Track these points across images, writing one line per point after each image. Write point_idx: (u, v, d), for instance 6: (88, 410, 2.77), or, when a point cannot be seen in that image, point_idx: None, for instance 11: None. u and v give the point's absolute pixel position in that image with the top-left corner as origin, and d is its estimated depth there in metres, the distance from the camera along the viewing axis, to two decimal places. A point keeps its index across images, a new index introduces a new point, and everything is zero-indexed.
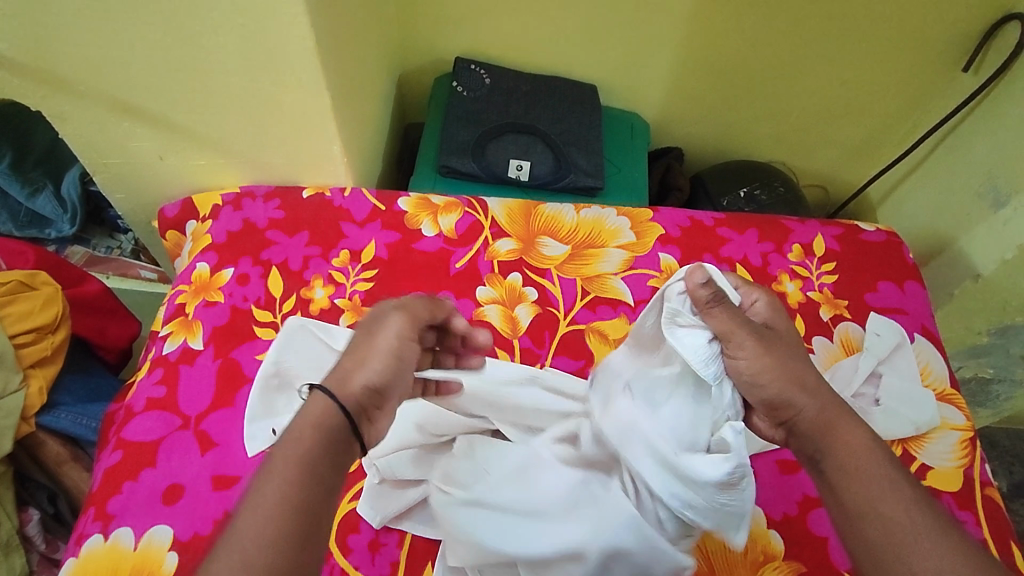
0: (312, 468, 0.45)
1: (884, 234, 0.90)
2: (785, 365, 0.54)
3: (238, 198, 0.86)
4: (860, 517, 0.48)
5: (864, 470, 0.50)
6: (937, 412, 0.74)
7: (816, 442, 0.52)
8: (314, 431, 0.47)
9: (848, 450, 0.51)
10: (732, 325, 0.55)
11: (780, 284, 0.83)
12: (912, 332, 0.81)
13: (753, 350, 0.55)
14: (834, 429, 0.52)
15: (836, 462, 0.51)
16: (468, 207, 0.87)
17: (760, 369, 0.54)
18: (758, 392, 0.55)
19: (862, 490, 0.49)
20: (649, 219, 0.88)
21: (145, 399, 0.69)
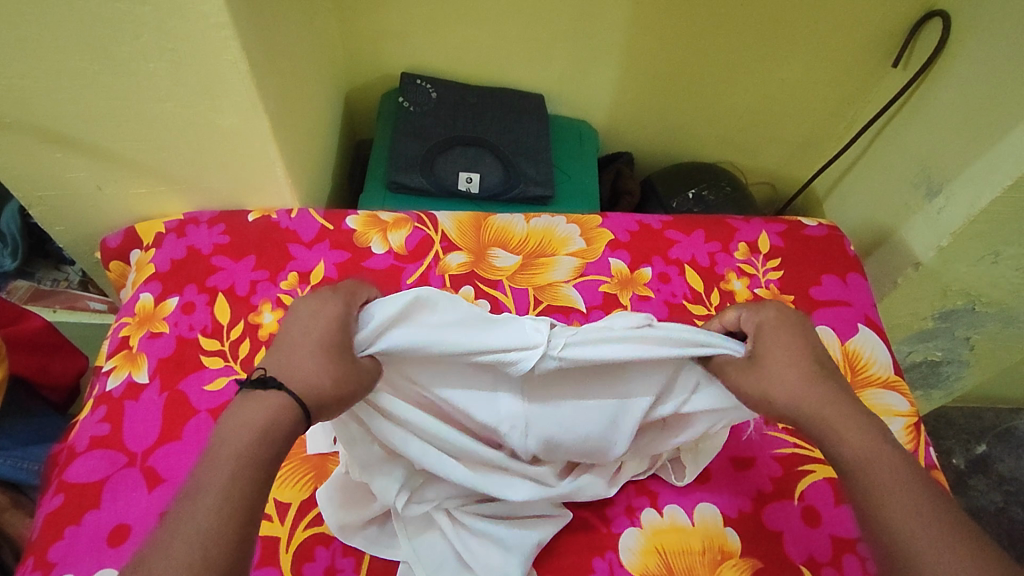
0: (252, 466, 0.44)
1: (825, 228, 0.93)
2: (792, 376, 0.55)
3: (181, 224, 0.85)
4: (870, 514, 0.47)
5: (874, 462, 0.49)
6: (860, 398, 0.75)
7: (828, 443, 0.52)
8: (257, 434, 0.45)
9: (857, 448, 0.50)
10: (725, 349, 0.57)
11: (727, 283, 0.85)
12: (856, 323, 0.83)
13: (755, 361, 0.56)
14: (837, 426, 0.52)
15: (848, 463, 0.50)
16: (417, 222, 0.87)
17: (759, 385, 0.56)
18: (769, 408, 0.56)
19: (870, 492, 0.47)
20: (599, 224, 0.89)
21: (88, 437, 0.67)
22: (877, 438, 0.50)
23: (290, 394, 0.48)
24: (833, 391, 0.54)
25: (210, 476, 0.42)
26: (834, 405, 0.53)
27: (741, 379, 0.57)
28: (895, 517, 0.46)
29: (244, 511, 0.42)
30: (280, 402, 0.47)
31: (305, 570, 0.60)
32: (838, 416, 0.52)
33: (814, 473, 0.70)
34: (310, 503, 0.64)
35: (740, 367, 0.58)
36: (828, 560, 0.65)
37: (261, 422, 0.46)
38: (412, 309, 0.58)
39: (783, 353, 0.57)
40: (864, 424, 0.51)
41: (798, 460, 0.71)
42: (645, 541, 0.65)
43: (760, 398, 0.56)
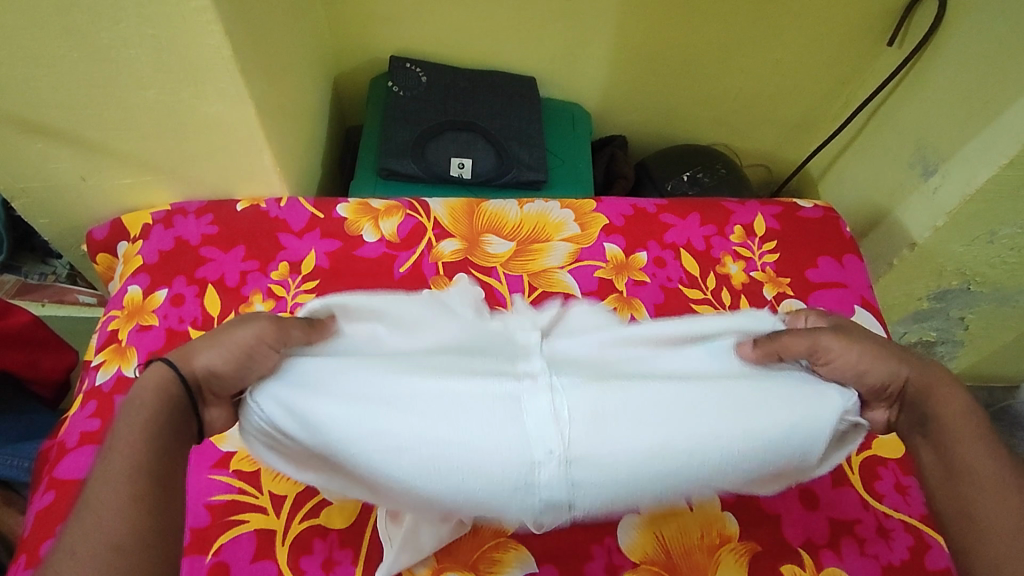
0: (148, 449, 0.44)
1: (821, 210, 0.92)
2: (875, 347, 0.53)
3: (169, 215, 0.83)
4: (972, 485, 0.50)
5: (969, 432, 0.52)
6: None
7: (923, 408, 0.53)
8: (148, 419, 0.45)
9: (953, 416, 0.53)
10: (812, 337, 0.53)
11: (723, 267, 0.84)
12: (853, 305, 0.82)
13: (841, 346, 0.52)
14: (933, 393, 0.53)
15: (941, 427, 0.52)
16: (409, 210, 0.86)
17: (857, 359, 0.52)
18: (874, 378, 0.52)
19: (968, 459, 0.51)
20: (593, 210, 0.88)
21: (78, 433, 0.66)
22: (965, 401, 0.53)
23: (176, 371, 0.47)
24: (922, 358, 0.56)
25: (108, 471, 0.42)
26: (928, 365, 0.54)
27: (832, 351, 0.52)
28: (989, 488, 0.49)
29: (155, 481, 0.43)
30: (165, 382, 0.47)
31: (301, 563, 0.59)
32: (940, 380, 0.54)
33: None
34: (305, 496, 0.63)
35: (834, 338, 0.53)
36: (826, 543, 0.65)
37: (157, 404, 0.46)
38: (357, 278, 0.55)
39: (859, 331, 0.55)
40: (954, 387, 0.54)
41: None
42: (643, 528, 0.64)
43: (858, 371, 0.52)
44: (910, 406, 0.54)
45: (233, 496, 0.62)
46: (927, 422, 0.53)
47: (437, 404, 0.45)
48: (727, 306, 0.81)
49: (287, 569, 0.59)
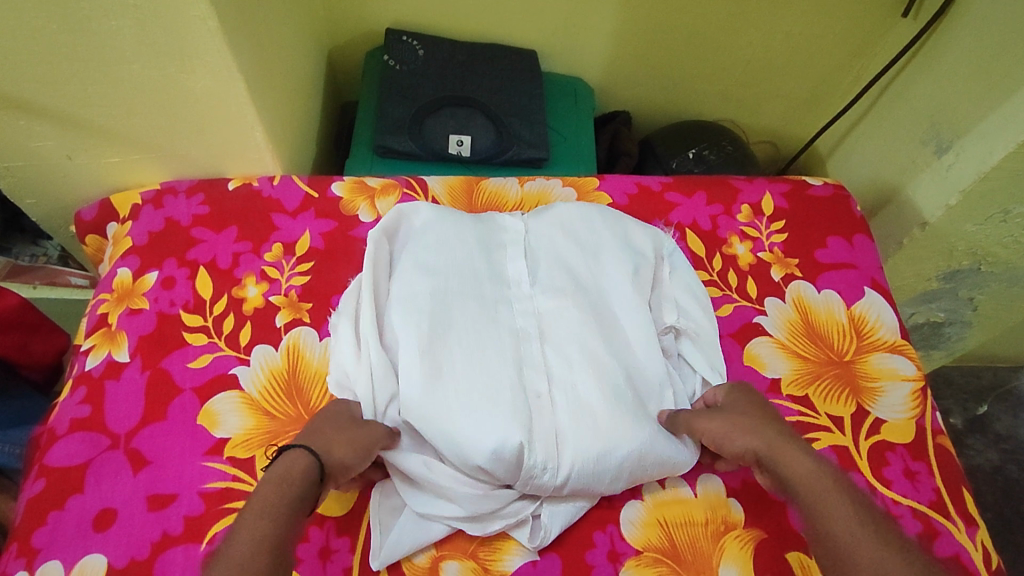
0: (275, 516, 0.48)
1: (831, 188, 0.89)
2: (745, 421, 0.59)
3: (159, 195, 0.81)
4: (835, 540, 0.50)
5: (824, 488, 0.52)
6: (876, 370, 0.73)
7: (778, 472, 0.55)
8: (275, 487, 0.50)
9: (797, 475, 0.54)
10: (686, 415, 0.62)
11: (730, 247, 0.82)
12: (863, 287, 0.80)
13: (706, 418, 0.61)
14: (780, 456, 0.55)
15: (800, 497, 0.53)
16: (406, 188, 0.83)
17: (721, 429, 0.60)
18: (730, 447, 0.59)
19: (827, 524, 0.50)
20: (596, 188, 0.86)
21: (69, 420, 0.64)
22: (812, 462, 0.54)
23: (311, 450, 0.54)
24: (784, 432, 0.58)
25: (239, 531, 0.47)
26: (770, 433, 0.57)
27: (703, 424, 0.61)
28: (845, 541, 0.49)
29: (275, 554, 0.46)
30: (296, 457, 0.53)
31: (298, 551, 0.58)
32: (787, 448, 0.56)
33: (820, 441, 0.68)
34: None
35: (703, 415, 0.62)
36: None
37: (283, 475, 0.51)
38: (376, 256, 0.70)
39: (739, 408, 0.61)
40: (800, 451, 0.55)
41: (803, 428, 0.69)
42: (646, 514, 0.63)
43: (722, 439, 0.59)
44: (770, 476, 0.56)
45: (227, 484, 0.60)
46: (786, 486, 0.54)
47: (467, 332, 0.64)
48: (734, 288, 0.79)
49: None
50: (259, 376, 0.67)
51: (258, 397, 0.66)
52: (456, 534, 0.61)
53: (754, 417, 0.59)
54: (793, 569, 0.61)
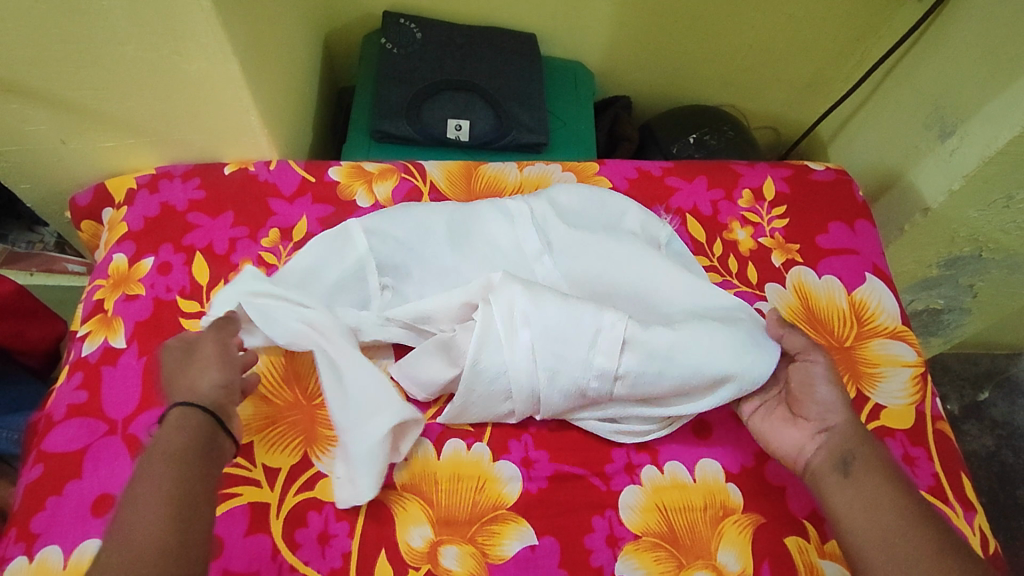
0: (184, 460, 0.50)
1: (833, 173, 0.88)
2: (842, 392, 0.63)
3: (154, 179, 0.80)
4: (889, 516, 0.54)
5: (886, 473, 0.57)
6: (876, 358, 0.73)
7: (850, 446, 0.59)
8: (166, 466, 0.49)
9: (873, 454, 0.58)
10: (808, 345, 0.65)
11: (730, 232, 0.81)
12: (864, 272, 0.80)
13: (820, 364, 0.64)
14: (865, 438, 0.59)
15: (864, 466, 0.57)
16: (404, 173, 0.82)
17: (824, 376, 0.63)
18: (808, 403, 0.62)
19: (879, 493, 0.55)
20: (596, 172, 0.85)
21: (65, 405, 0.64)
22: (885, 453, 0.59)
23: (189, 406, 0.54)
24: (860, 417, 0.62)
25: (149, 481, 0.48)
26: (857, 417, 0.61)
27: (824, 362, 0.64)
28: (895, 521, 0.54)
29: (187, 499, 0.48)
30: (183, 420, 0.53)
31: (298, 536, 0.58)
32: (866, 432, 0.60)
33: None
34: (300, 468, 0.61)
35: (825, 356, 0.64)
36: None
37: (176, 452, 0.50)
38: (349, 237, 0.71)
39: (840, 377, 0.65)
40: (876, 441, 0.60)
41: None
42: (646, 499, 0.63)
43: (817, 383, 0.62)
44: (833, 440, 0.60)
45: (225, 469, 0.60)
46: (850, 456, 0.58)
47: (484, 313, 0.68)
48: (734, 274, 0.78)
49: (282, 541, 0.58)
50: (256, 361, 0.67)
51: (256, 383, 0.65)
52: (455, 518, 0.61)
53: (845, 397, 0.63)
54: (791, 553, 0.62)
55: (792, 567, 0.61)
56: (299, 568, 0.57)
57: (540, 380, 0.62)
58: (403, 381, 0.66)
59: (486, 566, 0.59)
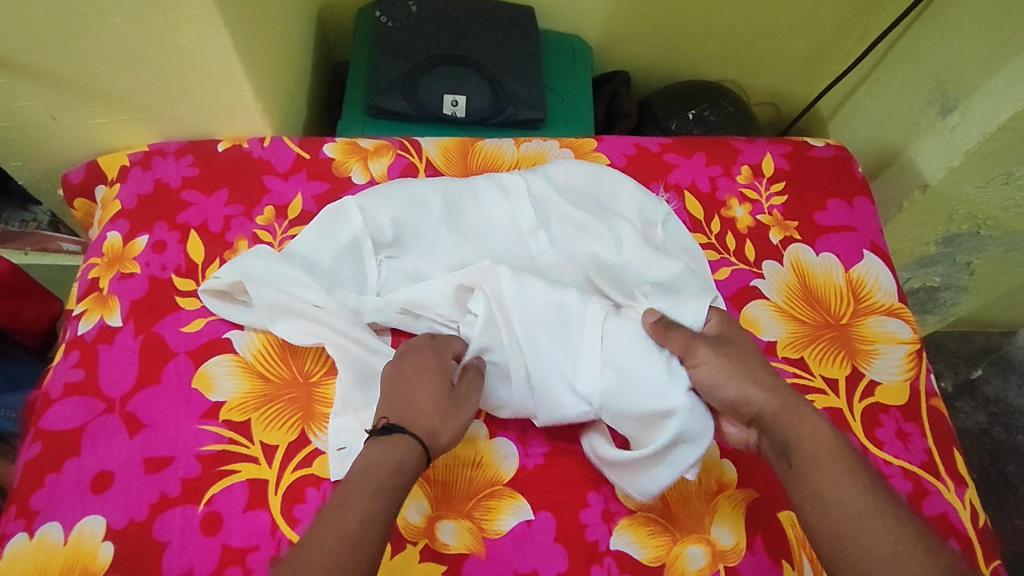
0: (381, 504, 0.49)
1: (833, 149, 0.88)
2: (749, 372, 0.58)
3: (147, 156, 0.79)
4: (833, 507, 0.51)
5: (824, 451, 0.53)
6: (872, 335, 0.73)
7: (782, 434, 0.55)
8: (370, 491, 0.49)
9: (807, 438, 0.54)
10: (689, 341, 0.60)
11: (728, 209, 0.81)
12: (861, 249, 0.79)
13: (707, 356, 0.59)
14: (796, 421, 0.55)
15: (802, 453, 0.54)
16: (400, 150, 0.82)
17: (721, 367, 0.58)
18: (726, 394, 0.58)
19: (824, 486, 0.52)
20: (594, 149, 0.84)
21: (63, 384, 0.64)
22: (823, 425, 0.55)
23: (415, 439, 0.53)
24: (784, 386, 0.58)
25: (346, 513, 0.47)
26: (780, 393, 0.57)
27: (709, 352, 0.59)
28: (852, 508, 0.51)
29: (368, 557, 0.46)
30: (402, 449, 0.52)
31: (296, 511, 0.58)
32: (795, 408, 0.56)
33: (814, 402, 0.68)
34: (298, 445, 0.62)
35: (708, 344, 0.59)
36: None
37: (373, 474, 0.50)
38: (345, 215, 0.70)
39: (743, 351, 0.60)
40: (811, 414, 0.56)
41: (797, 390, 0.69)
42: None
43: (719, 376, 0.58)
44: (767, 429, 0.56)
45: (223, 446, 0.61)
46: (786, 448, 0.55)
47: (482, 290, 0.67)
48: (732, 251, 0.78)
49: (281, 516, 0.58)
50: (253, 341, 0.67)
51: (253, 360, 0.66)
52: (453, 495, 0.61)
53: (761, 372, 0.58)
54: (784, 528, 0.62)
55: (785, 541, 0.62)
56: None
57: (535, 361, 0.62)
58: None
59: (483, 541, 0.59)
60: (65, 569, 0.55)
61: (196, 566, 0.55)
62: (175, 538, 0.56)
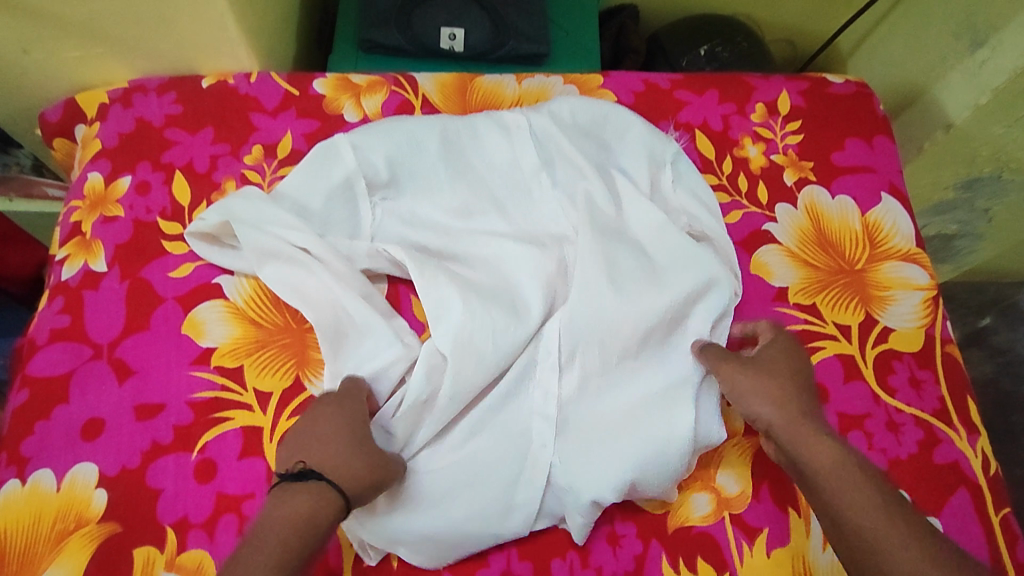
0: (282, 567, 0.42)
1: (853, 85, 0.83)
2: (771, 385, 0.57)
3: (127, 93, 0.75)
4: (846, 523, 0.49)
5: (832, 474, 0.51)
6: (887, 280, 0.70)
7: (794, 451, 0.54)
8: (297, 530, 0.44)
9: (822, 459, 0.52)
10: (716, 362, 0.59)
11: (741, 149, 0.77)
12: (879, 192, 0.76)
13: (735, 374, 0.58)
14: (803, 434, 0.54)
15: (813, 470, 0.52)
16: (394, 86, 0.77)
17: (746, 387, 0.57)
18: (747, 408, 0.57)
19: (835, 505, 0.50)
20: (600, 85, 0.79)
21: (48, 330, 0.62)
22: (833, 447, 0.52)
23: (335, 485, 0.48)
24: (797, 402, 0.56)
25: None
26: (792, 409, 0.55)
27: (735, 373, 0.58)
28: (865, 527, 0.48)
29: None
30: (320, 491, 0.47)
31: None
32: (807, 425, 0.54)
33: (825, 350, 0.66)
34: (292, 392, 0.60)
35: (742, 364, 0.58)
36: None
37: (305, 516, 0.45)
38: (331, 154, 0.66)
39: (781, 367, 0.58)
40: (823, 435, 0.53)
41: (808, 337, 0.67)
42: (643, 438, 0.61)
43: (743, 395, 0.57)
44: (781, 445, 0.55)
45: (215, 394, 0.59)
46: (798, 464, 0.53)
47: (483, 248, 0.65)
48: (744, 193, 0.74)
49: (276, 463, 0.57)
50: (243, 286, 0.64)
51: (244, 306, 0.63)
52: None
53: (780, 384, 0.57)
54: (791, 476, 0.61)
55: (792, 489, 0.60)
56: None
57: (531, 320, 0.60)
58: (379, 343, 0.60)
59: None
60: (58, 516, 0.54)
61: (191, 513, 0.54)
62: (169, 486, 0.55)
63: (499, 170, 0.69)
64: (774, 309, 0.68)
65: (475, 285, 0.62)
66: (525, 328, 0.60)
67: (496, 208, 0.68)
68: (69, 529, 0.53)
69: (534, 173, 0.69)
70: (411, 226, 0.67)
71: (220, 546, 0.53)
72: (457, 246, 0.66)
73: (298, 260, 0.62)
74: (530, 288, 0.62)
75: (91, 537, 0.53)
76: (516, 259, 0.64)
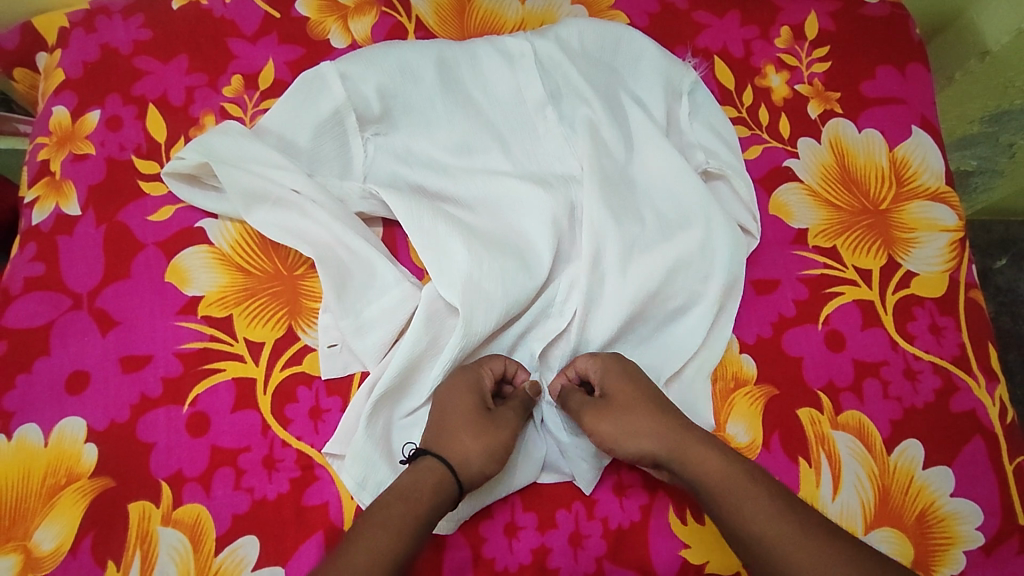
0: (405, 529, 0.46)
1: (887, 7, 0.76)
2: (635, 416, 0.53)
3: (89, 16, 0.68)
4: (742, 537, 0.48)
5: (732, 489, 0.49)
6: (915, 222, 0.66)
7: (688, 476, 0.51)
8: (415, 496, 0.48)
9: (710, 476, 0.50)
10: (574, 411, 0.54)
11: (764, 79, 0.71)
12: (910, 125, 0.70)
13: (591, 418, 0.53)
14: (688, 453, 0.51)
15: (712, 494, 0.50)
16: (385, 7, 0.70)
17: (613, 433, 0.53)
18: (623, 451, 0.52)
19: (749, 522, 0.48)
20: (611, 6, 0.73)
21: (23, 279, 0.58)
22: (720, 457, 0.50)
23: (440, 464, 0.50)
24: (673, 422, 0.53)
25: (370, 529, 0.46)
26: (666, 431, 0.52)
27: (593, 422, 0.53)
28: (768, 538, 0.47)
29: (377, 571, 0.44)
30: (430, 468, 0.50)
31: (287, 412, 0.55)
32: (690, 449, 0.51)
33: (843, 296, 0.63)
34: (285, 342, 0.57)
35: (590, 414, 0.53)
36: (848, 385, 0.60)
37: (403, 488, 0.48)
38: (317, 82, 0.61)
39: (627, 397, 0.54)
40: (709, 446, 0.51)
41: (826, 282, 0.63)
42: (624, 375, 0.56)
43: (613, 441, 0.53)
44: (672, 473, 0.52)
45: (204, 344, 0.56)
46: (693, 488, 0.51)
47: (483, 189, 0.60)
48: (765, 127, 0.69)
49: (271, 417, 0.54)
50: (228, 230, 0.60)
51: (230, 251, 0.59)
52: None
53: (645, 409, 0.53)
54: (803, 425, 0.59)
55: (802, 438, 0.58)
56: (292, 443, 0.54)
57: (536, 268, 0.57)
58: (388, 287, 0.56)
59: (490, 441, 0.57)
60: (48, 471, 0.52)
61: (186, 467, 0.53)
62: (161, 440, 0.53)
63: (500, 102, 0.64)
64: (792, 253, 0.64)
65: (476, 231, 0.57)
66: (530, 278, 0.56)
67: (497, 143, 0.62)
68: (60, 484, 0.52)
69: (540, 105, 0.63)
70: (407, 163, 0.61)
71: (216, 500, 0.52)
72: (451, 188, 0.60)
73: (286, 201, 0.58)
74: (530, 237, 0.58)
75: (84, 492, 0.52)
76: (514, 203, 0.60)
